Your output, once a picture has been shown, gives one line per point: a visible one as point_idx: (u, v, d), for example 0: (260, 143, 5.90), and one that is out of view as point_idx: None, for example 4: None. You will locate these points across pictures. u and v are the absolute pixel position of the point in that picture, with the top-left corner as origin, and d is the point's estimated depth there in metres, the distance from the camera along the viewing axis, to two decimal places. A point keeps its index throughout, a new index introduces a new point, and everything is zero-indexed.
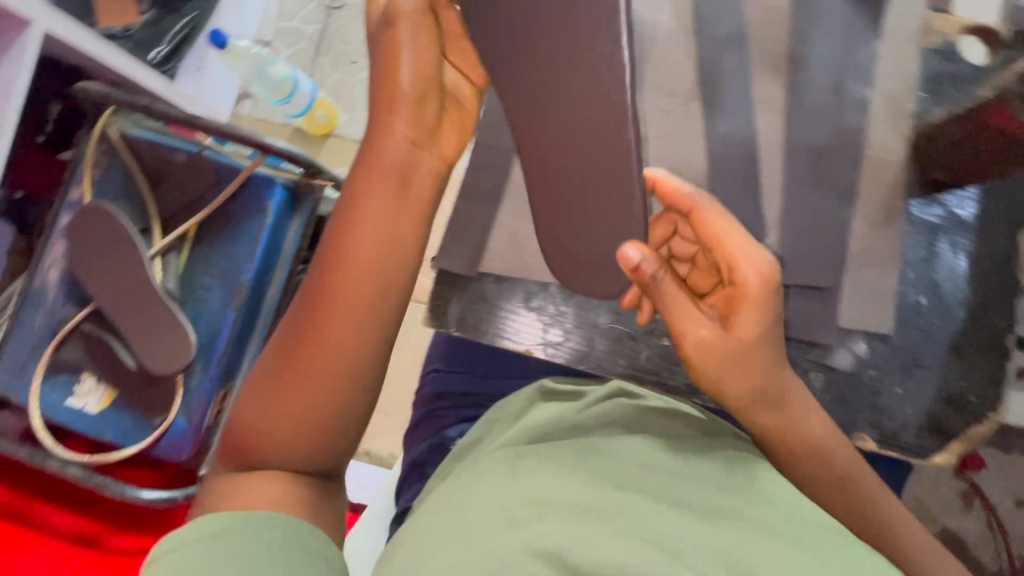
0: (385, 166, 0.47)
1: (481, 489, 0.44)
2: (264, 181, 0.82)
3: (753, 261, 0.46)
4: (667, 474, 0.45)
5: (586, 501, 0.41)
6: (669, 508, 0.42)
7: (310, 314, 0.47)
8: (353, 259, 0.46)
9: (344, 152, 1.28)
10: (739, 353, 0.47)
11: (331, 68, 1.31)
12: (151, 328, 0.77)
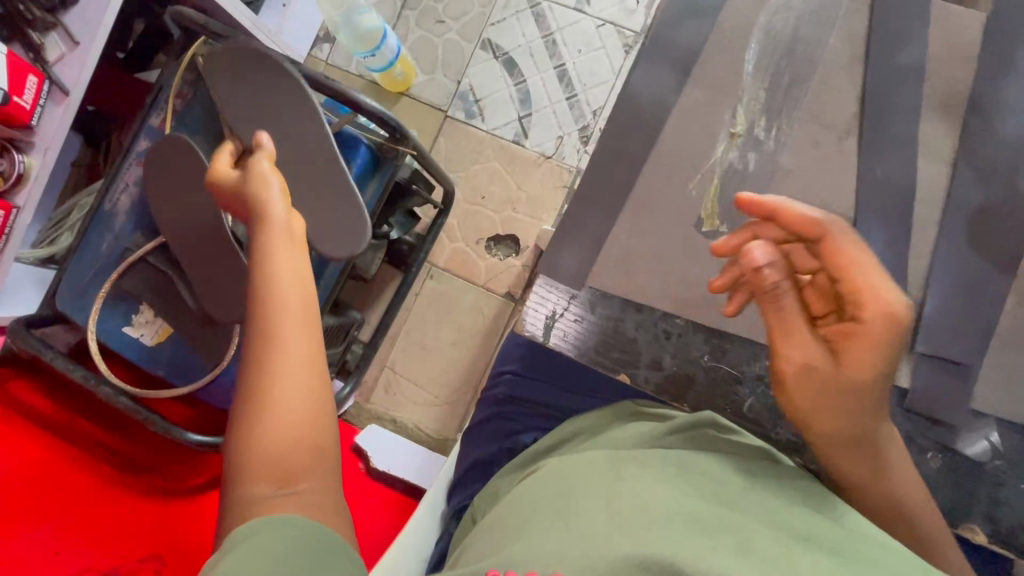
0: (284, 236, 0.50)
1: (574, 487, 0.42)
2: (349, 138, 0.79)
3: (877, 295, 0.39)
4: (781, 504, 0.40)
5: (686, 512, 0.37)
6: (787, 536, 0.37)
7: (252, 333, 0.46)
8: (269, 261, 0.48)
9: (416, 114, 1.24)
10: (849, 395, 0.41)
11: (415, 23, 1.26)
12: (217, 273, 0.77)
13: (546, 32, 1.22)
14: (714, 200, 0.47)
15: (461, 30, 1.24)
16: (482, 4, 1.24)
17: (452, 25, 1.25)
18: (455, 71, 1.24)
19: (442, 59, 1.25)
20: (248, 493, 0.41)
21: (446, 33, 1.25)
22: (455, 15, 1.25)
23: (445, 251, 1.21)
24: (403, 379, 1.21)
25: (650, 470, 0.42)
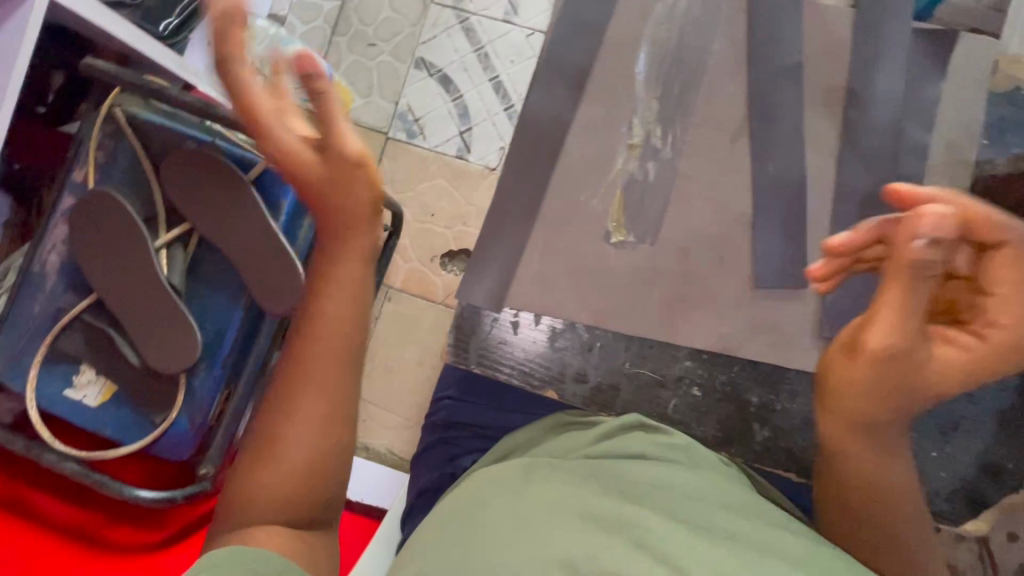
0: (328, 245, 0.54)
1: (496, 492, 0.44)
2: (279, 176, 0.79)
3: (917, 283, 0.41)
4: (676, 496, 0.43)
5: (593, 511, 0.41)
6: (679, 526, 0.40)
7: (291, 373, 0.52)
8: (316, 318, 0.52)
9: (357, 138, 1.24)
10: (869, 368, 0.45)
11: (347, 48, 1.25)
12: (156, 324, 0.75)
13: (478, 45, 1.23)
14: (619, 211, 0.56)
15: (393, 51, 1.25)
16: (412, 23, 1.25)
17: (385, 47, 1.25)
18: (392, 92, 1.24)
19: (378, 81, 1.25)
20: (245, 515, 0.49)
21: (379, 55, 1.25)
22: (386, 36, 1.25)
23: (400, 271, 1.20)
24: (371, 405, 1.19)
25: (568, 475, 0.44)
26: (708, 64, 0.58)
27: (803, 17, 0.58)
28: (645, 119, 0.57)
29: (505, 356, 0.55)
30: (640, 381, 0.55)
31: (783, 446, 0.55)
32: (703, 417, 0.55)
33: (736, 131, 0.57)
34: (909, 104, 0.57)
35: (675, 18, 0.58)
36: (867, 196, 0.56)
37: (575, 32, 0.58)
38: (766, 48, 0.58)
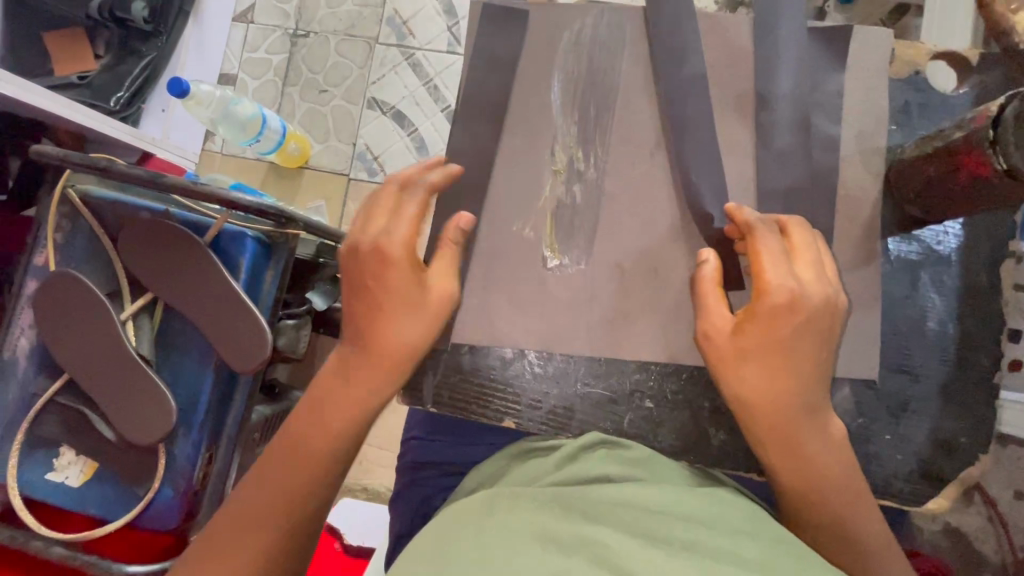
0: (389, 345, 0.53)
1: (457, 527, 0.44)
2: (234, 236, 0.80)
3: (787, 279, 0.49)
4: (631, 511, 0.44)
5: (554, 532, 0.41)
6: (634, 541, 0.41)
7: (315, 415, 0.54)
8: (331, 369, 0.54)
9: (320, 184, 1.26)
10: (778, 359, 0.49)
11: (300, 97, 1.28)
12: (130, 395, 0.75)
13: (426, 79, 1.26)
14: (552, 235, 0.60)
15: (345, 94, 1.27)
16: (360, 65, 1.27)
17: (336, 92, 1.27)
18: (349, 134, 1.26)
19: (334, 125, 1.27)
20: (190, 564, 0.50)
21: (331, 100, 1.27)
22: (336, 81, 1.27)
23: None
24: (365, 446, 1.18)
25: (527, 500, 0.45)
26: (620, 84, 0.63)
27: (700, 30, 0.62)
28: (567, 143, 0.62)
29: (466, 390, 0.60)
30: (592, 401, 0.60)
31: (736, 445, 0.59)
32: (658, 426, 0.59)
33: (654, 143, 0.61)
34: (808, 98, 0.61)
35: (582, 47, 0.63)
36: (789, 191, 0.60)
37: (491, 71, 0.62)
38: (670, 62, 0.62)
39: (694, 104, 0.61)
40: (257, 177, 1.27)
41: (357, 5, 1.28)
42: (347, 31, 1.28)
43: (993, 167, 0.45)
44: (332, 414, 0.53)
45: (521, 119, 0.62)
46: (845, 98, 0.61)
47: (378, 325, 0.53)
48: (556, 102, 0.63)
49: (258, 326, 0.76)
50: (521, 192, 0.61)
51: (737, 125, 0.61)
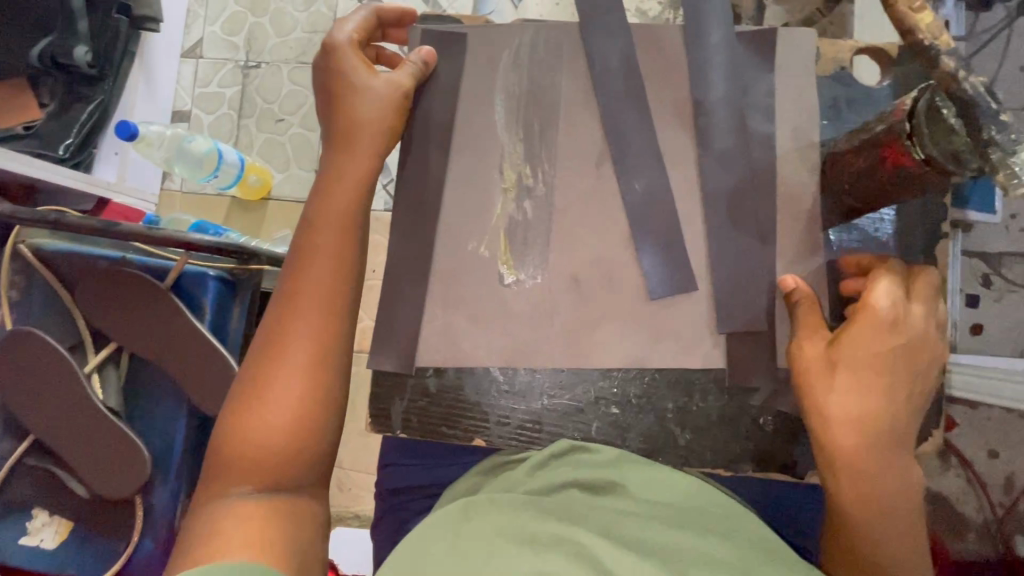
0: (346, 182, 0.56)
1: (435, 531, 0.45)
2: (196, 276, 0.78)
3: (897, 304, 0.51)
4: (601, 514, 0.46)
5: (529, 533, 0.43)
6: (605, 540, 0.43)
7: (289, 293, 0.53)
8: (297, 248, 0.54)
9: (284, 213, 1.25)
10: (871, 376, 0.50)
11: (257, 129, 1.27)
12: (101, 450, 0.74)
13: None
14: (507, 252, 0.61)
15: (302, 122, 1.26)
16: None
17: (293, 120, 1.27)
18: (309, 161, 1.26)
19: (294, 153, 1.26)
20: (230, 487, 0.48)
21: (289, 129, 1.27)
22: (292, 109, 1.27)
23: None
24: (353, 472, 1.17)
25: (501, 509, 0.46)
26: (563, 99, 0.64)
27: (634, 41, 0.64)
28: (514, 161, 0.63)
29: (435, 413, 0.62)
30: (560, 412, 0.62)
31: (702, 442, 0.62)
32: (624, 430, 0.62)
33: (598, 155, 0.63)
34: (742, 97, 0.63)
35: (520, 65, 0.65)
36: (732, 188, 0.62)
37: (434, 97, 0.65)
38: (607, 74, 0.64)
39: (633, 112, 0.63)
40: (220, 212, 1.25)
41: (306, 32, 1.27)
42: (298, 59, 1.27)
43: (912, 156, 0.49)
44: (307, 281, 0.53)
45: (467, 140, 0.64)
46: (779, 93, 0.63)
47: (328, 200, 0.55)
48: (501, 121, 0.64)
49: (227, 366, 0.75)
50: (474, 213, 0.63)
51: (677, 129, 0.64)
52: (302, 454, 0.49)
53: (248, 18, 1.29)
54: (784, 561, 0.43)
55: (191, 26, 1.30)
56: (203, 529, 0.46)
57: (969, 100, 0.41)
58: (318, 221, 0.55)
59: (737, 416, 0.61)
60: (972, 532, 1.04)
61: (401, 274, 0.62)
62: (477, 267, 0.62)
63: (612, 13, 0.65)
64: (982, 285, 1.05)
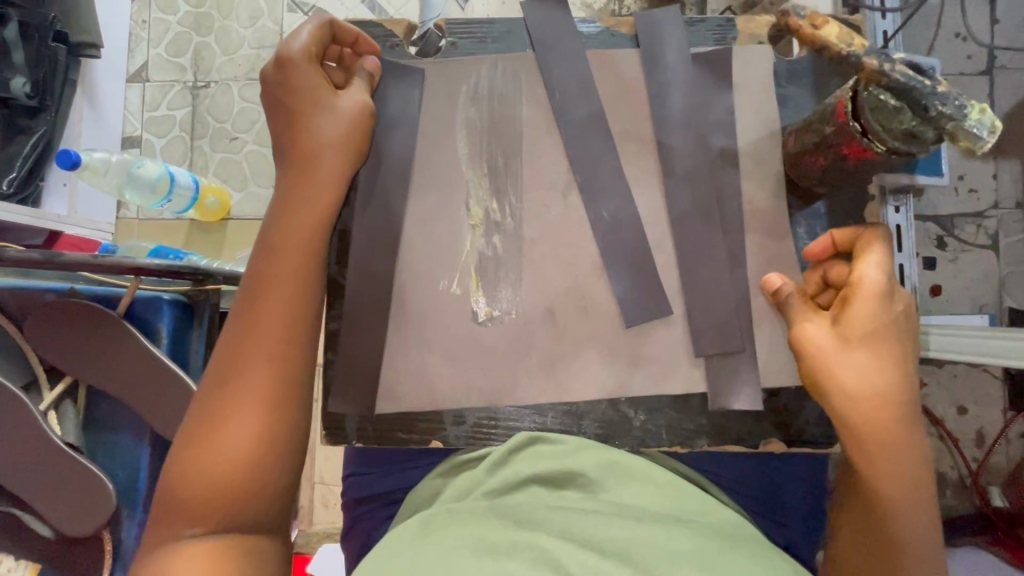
0: (309, 200, 0.55)
1: (392, 552, 0.45)
2: (149, 301, 0.77)
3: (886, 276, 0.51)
4: (561, 514, 0.47)
5: (489, 542, 0.44)
6: (565, 544, 0.44)
7: (242, 318, 0.51)
8: (251, 270, 0.53)
9: (246, 232, 1.23)
10: (883, 348, 0.51)
11: (211, 149, 1.25)
12: (62, 488, 0.72)
13: None
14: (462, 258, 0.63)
15: (256, 139, 1.25)
16: None
17: (247, 137, 1.25)
18: (267, 178, 1.24)
19: (250, 171, 1.24)
20: (176, 529, 0.45)
21: (244, 147, 1.25)
22: (246, 127, 1.25)
23: None
24: (336, 486, 1.16)
25: (459, 520, 0.47)
26: (501, 97, 0.65)
27: (567, 34, 0.65)
28: (481, 196, 0.64)
29: (389, 418, 0.62)
30: (515, 405, 0.62)
31: (656, 422, 0.62)
32: (579, 415, 0.62)
33: (565, 184, 0.64)
34: (676, 82, 0.64)
35: (455, 68, 0.65)
36: (670, 174, 0.63)
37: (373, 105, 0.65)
38: (542, 70, 0.65)
39: (568, 106, 0.64)
40: (179, 236, 1.23)
41: (254, 48, 1.26)
42: (248, 75, 1.25)
43: (874, 150, 0.51)
44: (261, 306, 0.51)
45: (407, 146, 0.64)
46: (712, 75, 0.64)
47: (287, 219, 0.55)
48: (438, 127, 0.65)
49: (186, 388, 0.73)
50: (421, 219, 0.64)
51: (614, 119, 0.65)
52: (260, 486, 0.47)
53: (193, 38, 1.27)
54: (731, 554, 0.45)
55: (135, 50, 1.28)
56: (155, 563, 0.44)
57: (907, 86, 0.44)
58: (278, 241, 0.54)
59: (693, 393, 0.62)
60: (948, 488, 1.06)
61: (353, 285, 0.63)
62: (427, 270, 0.63)
63: (544, 8, 0.65)
64: (937, 247, 1.08)
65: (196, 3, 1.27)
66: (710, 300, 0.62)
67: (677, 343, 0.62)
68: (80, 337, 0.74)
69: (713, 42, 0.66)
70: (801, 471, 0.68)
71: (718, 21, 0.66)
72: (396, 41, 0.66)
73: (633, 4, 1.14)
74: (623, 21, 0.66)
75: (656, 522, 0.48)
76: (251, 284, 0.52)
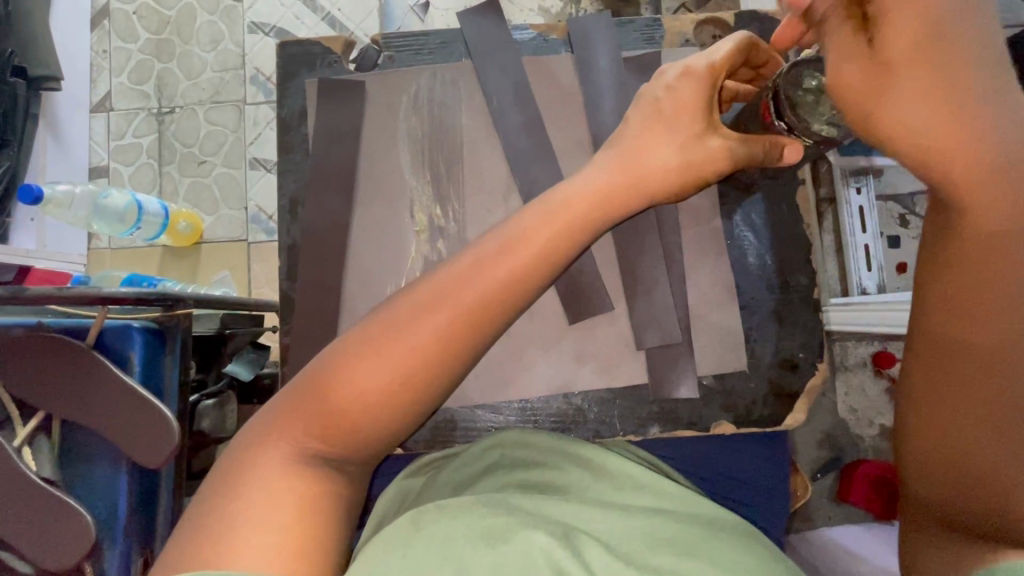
0: (639, 166, 0.51)
1: (380, 550, 0.43)
2: (119, 330, 0.77)
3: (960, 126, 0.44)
4: (551, 504, 0.49)
5: (484, 529, 0.45)
6: (558, 533, 0.45)
7: (505, 250, 0.46)
8: (574, 202, 0.48)
9: (220, 255, 1.23)
10: None
11: (180, 174, 1.25)
12: (38, 524, 0.70)
13: None
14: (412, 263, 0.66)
15: (225, 161, 1.25)
16: (234, 129, 1.26)
17: (215, 161, 1.25)
18: (238, 200, 1.24)
19: (221, 194, 1.24)
20: (292, 451, 0.44)
21: (213, 170, 1.25)
22: (213, 150, 1.25)
23: None
24: None
25: (452, 509, 0.47)
26: (440, 107, 0.68)
27: (503, 46, 0.68)
28: (424, 203, 0.67)
29: None
30: (471, 407, 0.65)
31: (610, 411, 0.65)
32: (534, 413, 0.65)
33: (505, 189, 0.67)
34: (607, 84, 0.67)
35: (403, 90, 0.68)
36: None
37: (326, 132, 0.67)
38: (476, 79, 0.68)
39: (505, 112, 0.68)
40: (153, 263, 1.23)
41: (217, 71, 1.26)
42: (212, 98, 1.26)
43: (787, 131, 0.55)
44: (544, 244, 0.46)
45: (365, 168, 0.68)
46: (638, 76, 0.68)
47: (645, 154, 0.51)
48: (394, 147, 0.68)
49: (159, 415, 0.73)
50: (369, 230, 0.67)
51: (552, 124, 0.68)
52: (382, 436, 0.45)
53: (155, 65, 1.27)
54: (710, 540, 0.48)
55: (97, 80, 1.27)
56: (247, 479, 0.43)
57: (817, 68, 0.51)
58: (601, 175, 0.50)
59: (640, 382, 0.65)
60: None
61: (305, 299, 0.66)
62: (378, 279, 0.66)
63: (476, 22, 0.69)
64: (900, 225, 1.08)
65: (156, 30, 1.28)
66: (649, 290, 0.65)
67: (622, 333, 0.65)
68: (51, 369, 0.74)
69: (643, 42, 0.70)
70: (763, 454, 0.68)
71: (645, 22, 0.70)
72: (335, 57, 0.69)
73: (589, 5, 1.16)
74: (554, 27, 0.70)
75: (639, 511, 0.50)
76: (547, 221, 0.47)
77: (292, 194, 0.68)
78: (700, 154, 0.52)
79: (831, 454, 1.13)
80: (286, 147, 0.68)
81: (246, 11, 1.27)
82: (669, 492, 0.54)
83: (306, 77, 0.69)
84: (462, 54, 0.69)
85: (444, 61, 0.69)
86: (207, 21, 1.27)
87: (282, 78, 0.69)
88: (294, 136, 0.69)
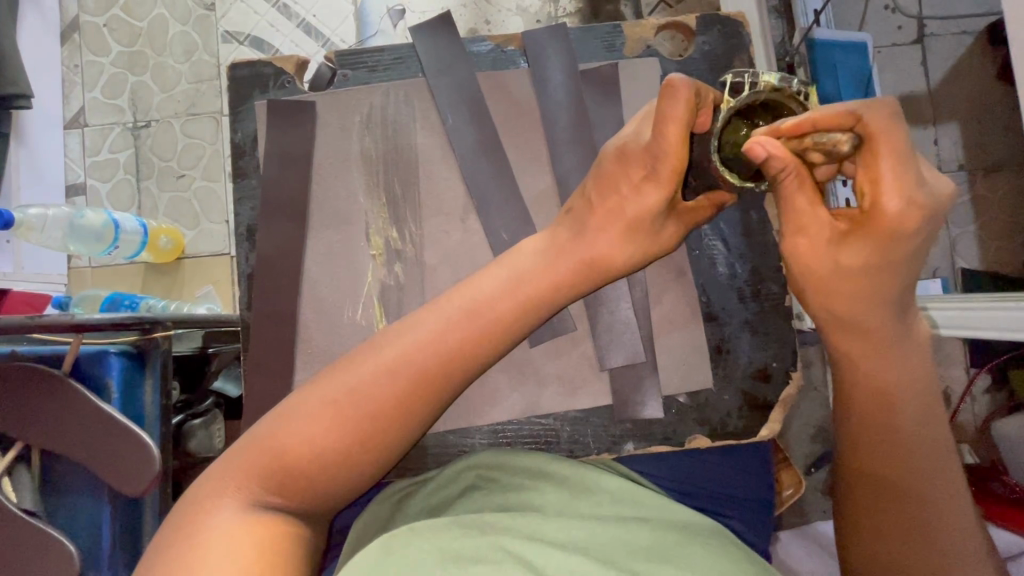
0: (580, 252, 0.50)
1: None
2: (95, 356, 0.76)
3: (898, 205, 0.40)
4: (526, 520, 0.48)
5: (454, 551, 0.44)
6: (534, 548, 0.45)
7: (470, 315, 0.47)
8: (536, 277, 0.49)
9: (204, 269, 1.21)
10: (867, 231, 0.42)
11: (158, 189, 1.23)
12: (16, 559, 0.68)
13: None
14: (381, 316, 0.65)
15: (204, 174, 1.23)
16: (212, 141, 1.23)
17: (194, 174, 1.23)
18: (220, 214, 1.22)
19: (201, 208, 1.22)
20: (232, 507, 0.42)
21: (192, 183, 1.23)
22: (192, 164, 1.23)
23: None
24: None
25: (421, 531, 0.45)
26: (394, 126, 0.67)
27: (459, 59, 0.67)
28: (380, 225, 0.66)
29: None
30: (440, 433, 0.64)
31: (582, 430, 0.65)
32: (506, 436, 0.64)
33: (462, 210, 0.66)
34: (566, 99, 0.67)
35: (359, 108, 0.67)
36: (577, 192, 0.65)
37: (282, 154, 0.66)
38: (430, 95, 0.67)
39: (460, 131, 0.66)
40: (134, 281, 1.21)
41: (192, 83, 1.24)
42: (189, 111, 1.24)
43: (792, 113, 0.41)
44: (498, 314, 0.48)
45: (326, 189, 0.66)
46: (594, 89, 0.67)
47: (593, 237, 0.50)
48: (356, 165, 0.67)
49: (140, 444, 0.71)
50: (331, 254, 0.66)
51: (512, 140, 0.67)
52: (333, 490, 0.45)
53: (128, 78, 1.24)
54: (685, 555, 0.48)
55: (70, 96, 1.25)
56: (198, 531, 0.41)
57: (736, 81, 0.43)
58: (554, 253, 0.50)
59: (607, 402, 0.64)
60: None
61: (264, 328, 0.65)
62: (333, 306, 0.65)
63: (428, 36, 0.67)
64: None
65: (128, 43, 1.25)
66: (615, 305, 0.64)
67: (589, 351, 0.64)
68: (25, 401, 0.72)
69: (603, 50, 0.69)
70: (741, 464, 0.68)
71: (605, 28, 0.69)
72: (288, 78, 0.68)
73: (568, 6, 1.15)
74: (510, 38, 0.68)
75: (617, 521, 0.50)
76: (502, 290, 0.48)
77: (250, 221, 0.67)
78: (651, 245, 0.51)
79: (824, 448, 1.13)
80: (241, 172, 0.67)
81: (220, 21, 1.24)
82: (648, 506, 0.54)
83: (257, 102, 0.68)
84: (417, 70, 0.68)
85: (399, 78, 0.68)
86: (179, 32, 1.25)
87: (233, 101, 0.68)
88: (249, 161, 0.67)
